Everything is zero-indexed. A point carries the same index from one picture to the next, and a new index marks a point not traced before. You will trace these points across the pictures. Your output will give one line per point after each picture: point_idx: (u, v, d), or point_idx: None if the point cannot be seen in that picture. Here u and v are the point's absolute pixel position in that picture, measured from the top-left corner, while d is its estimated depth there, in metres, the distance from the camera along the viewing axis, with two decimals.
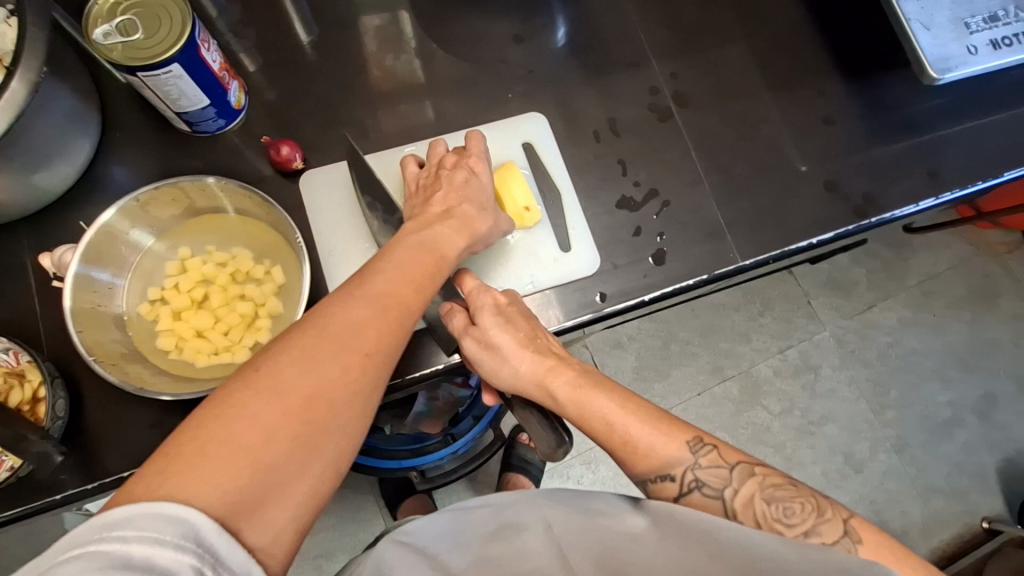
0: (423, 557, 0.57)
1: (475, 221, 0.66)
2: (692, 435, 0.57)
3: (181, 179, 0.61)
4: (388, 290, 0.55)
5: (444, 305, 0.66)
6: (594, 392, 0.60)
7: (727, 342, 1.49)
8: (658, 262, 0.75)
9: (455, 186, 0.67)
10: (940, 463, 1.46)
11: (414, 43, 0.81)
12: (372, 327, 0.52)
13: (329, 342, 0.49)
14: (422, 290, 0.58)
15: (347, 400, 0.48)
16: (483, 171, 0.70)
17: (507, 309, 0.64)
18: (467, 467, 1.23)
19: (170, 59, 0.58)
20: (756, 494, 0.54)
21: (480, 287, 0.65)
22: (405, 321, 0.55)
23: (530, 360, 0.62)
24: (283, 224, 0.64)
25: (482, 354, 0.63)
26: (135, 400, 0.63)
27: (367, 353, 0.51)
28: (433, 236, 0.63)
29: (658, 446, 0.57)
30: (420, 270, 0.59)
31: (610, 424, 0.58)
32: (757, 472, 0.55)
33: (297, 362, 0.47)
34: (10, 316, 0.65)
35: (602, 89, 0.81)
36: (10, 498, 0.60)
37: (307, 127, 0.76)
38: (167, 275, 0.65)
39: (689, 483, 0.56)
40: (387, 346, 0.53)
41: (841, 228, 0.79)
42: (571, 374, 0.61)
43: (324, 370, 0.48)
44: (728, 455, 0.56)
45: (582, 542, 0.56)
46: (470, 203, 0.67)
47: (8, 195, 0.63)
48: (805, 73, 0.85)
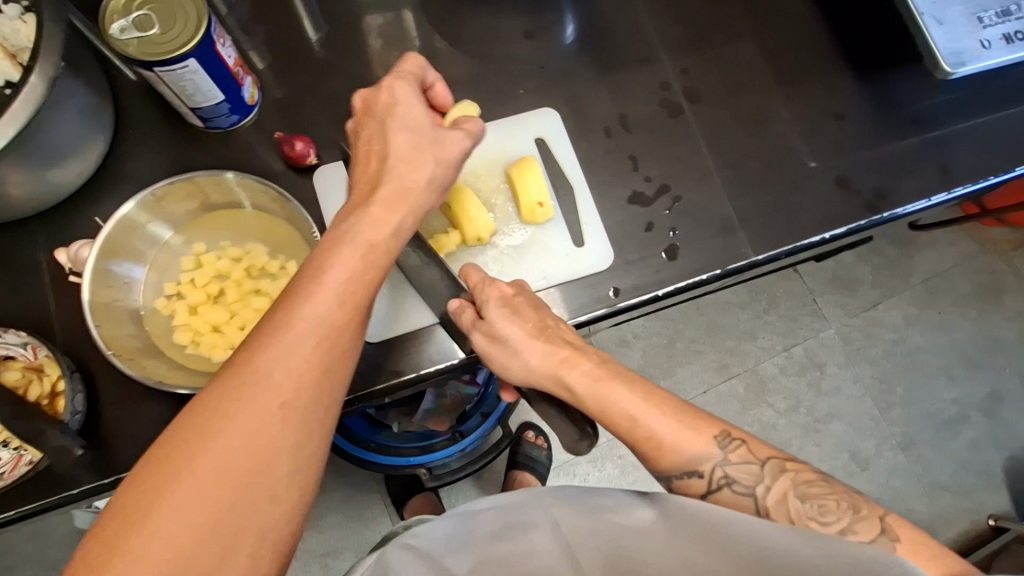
0: (429, 561, 0.56)
1: (407, 178, 0.57)
2: (720, 431, 0.57)
3: (197, 173, 0.61)
4: (308, 321, 0.48)
5: (452, 302, 0.65)
6: (613, 385, 0.59)
7: (733, 340, 1.49)
8: (670, 257, 0.75)
9: (371, 138, 0.58)
10: (947, 461, 1.46)
11: (424, 39, 0.81)
12: (290, 370, 0.46)
13: (240, 401, 0.44)
14: (352, 304, 0.50)
15: (276, 457, 0.44)
16: (408, 95, 0.59)
17: (514, 300, 0.64)
18: (473, 466, 1.22)
19: (187, 53, 0.58)
20: (789, 492, 0.54)
21: (485, 280, 0.64)
22: (335, 350, 0.48)
23: (541, 353, 0.61)
24: (299, 219, 0.64)
25: (490, 347, 0.62)
26: (149, 394, 0.63)
27: (287, 404, 0.45)
28: (365, 228, 0.54)
29: (684, 443, 0.56)
30: (350, 286, 0.51)
31: (632, 419, 0.57)
32: (788, 468, 0.55)
33: (207, 431, 0.43)
34: (24, 312, 0.65)
35: (612, 84, 0.81)
36: (26, 493, 0.60)
37: (318, 123, 0.76)
38: (182, 270, 0.65)
39: (718, 480, 0.55)
40: (315, 385, 0.47)
41: (853, 223, 0.79)
42: (588, 366, 0.60)
43: (239, 434, 0.43)
44: (758, 450, 0.56)
45: (590, 538, 0.57)
46: (392, 155, 0.57)
47: (24, 191, 0.63)
48: (815, 68, 0.85)
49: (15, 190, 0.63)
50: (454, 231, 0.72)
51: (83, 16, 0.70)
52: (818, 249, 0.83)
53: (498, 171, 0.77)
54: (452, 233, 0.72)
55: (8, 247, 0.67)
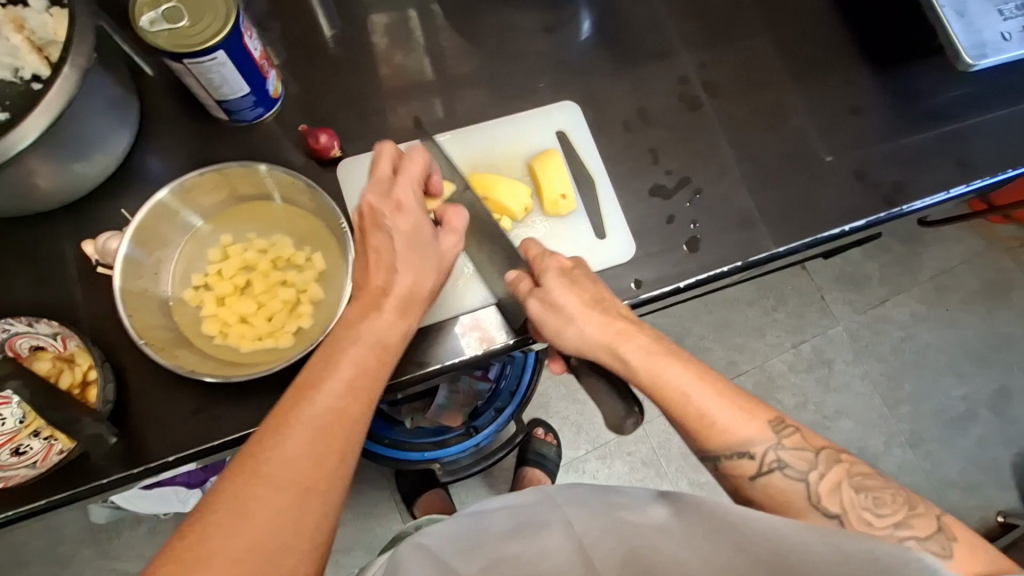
0: (437, 561, 0.55)
1: (414, 288, 0.59)
2: (773, 416, 0.57)
3: (227, 165, 0.62)
4: (325, 411, 0.51)
5: (510, 274, 0.66)
6: (667, 360, 0.59)
7: (742, 337, 1.49)
8: (691, 249, 0.75)
9: (380, 249, 0.60)
10: (956, 458, 1.46)
11: (441, 33, 0.81)
12: (309, 457, 0.49)
13: (260, 487, 0.47)
14: (366, 394, 0.53)
15: (292, 544, 0.46)
16: (410, 207, 0.61)
17: (572, 271, 0.64)
18: (482, 465, 1.17)
19: (215, 46, 0.58)
20: (843, 481, 0.54)
21: (545, 252, 0.65)
22: (350, 439, 0.51)
23: (598, 323, 0.61)
24: (326, 211, 0.65)
25: (546, 314, 0.62)
26: (177, 385, 0.63)
27: (306, 488, 0.48)
28: (378, 322, 0.56)
29: (737, 424, 0.56)
30: (365, 375, 0.54)
31: (685, 396, 0.57)
32: (843, 459, 0.56)
33: (231, 517, 0.45)
34: (51, 304, 0.66)
35: (630, 78, 0.81)
36: (55, 484, 0.60)
37: (340, 117, 0.76)
38: (209, 262, 0.67)
39: (770, 463, 0.56)
40: (331, 472, 0.49)
41: (872, 216, 0.79)
42: (644, 340, 0.60)
43: (261, 521, 0.46)
44: (811, 439, 0.57)
45: (605, 539, 0.53)
46: (399, 268, 0.59)
47: (53, 183, 0.63)
48: (832, 62, 0.85)
49: (44, 182, 0.63)
50: (504, 218, 0.73)
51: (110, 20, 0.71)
52: (834, 243, 0.84)
53: (519, 164, 0.77)
54: (502, 218, 0.73)
55: (34, 239, 0.67)
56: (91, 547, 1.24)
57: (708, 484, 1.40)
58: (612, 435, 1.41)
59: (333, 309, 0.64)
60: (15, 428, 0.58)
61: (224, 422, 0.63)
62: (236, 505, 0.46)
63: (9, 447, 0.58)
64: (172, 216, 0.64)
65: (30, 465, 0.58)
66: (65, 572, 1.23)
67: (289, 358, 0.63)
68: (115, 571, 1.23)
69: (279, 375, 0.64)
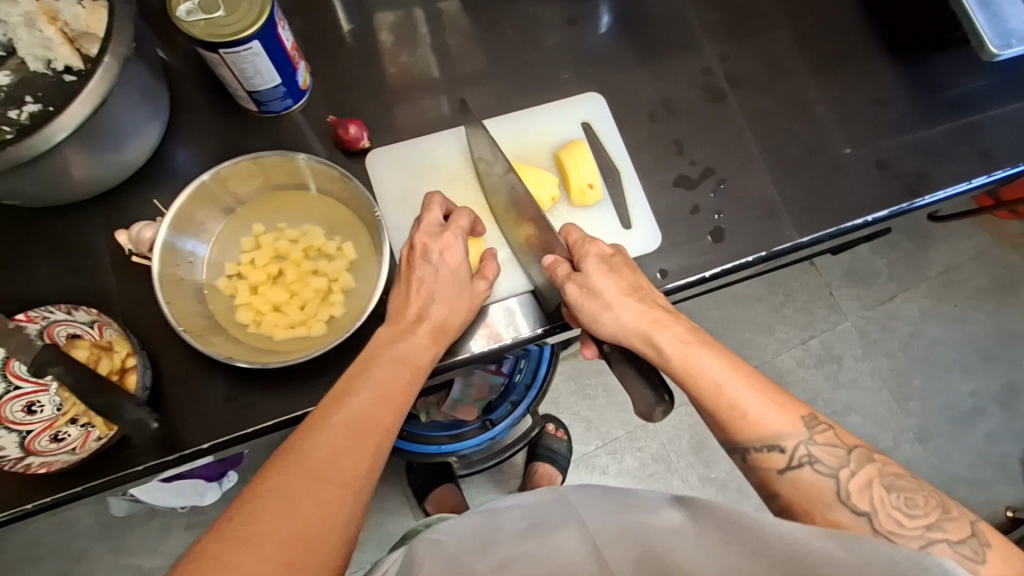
0: (450, 561, 0.55)
1: (446, 319, 0.63)
2: (806, 412, 0.58)
3: (263, 154, 0.64)
4: (363, 415, 0.54)
5: (548, 257, 0.67)
6: (699, 350, 0.59)
7: (751, 333, 1.50)
8: (716, 239, 0.75)
9: (425, 279, 0.63)
10: (965, 453, 1.46)
11: (464, 26, 0.81)
12: (349, 457, 0.52)
13: (304, 481, 0.49)
14: (397, 404, 0.56)
15: (326, 537, 0.48)
16: (457, 248, 0.66)
17: (612, 259, 0.66)
18: (500, 454, 1.14)
19: (251, 36, 0.58)
20: (875, 479, 0.54)
21: (586, 238, 0.66)
22: (384, 445, 0.54)
23: (633, 310, 0.62)
24: (357, 200, 0.67)
25: (584, 299, 0.63)
26: (212, 373, 0.64)
27: (345, 485, 0.51)
28: (414, 341, 0.60)
29: (768, 418, 0.57)
30: (396, 387, 0.57)
31: (719, 387, 0.57)
32: (875, 458, 0.56)
33: (277, 506, 0.48)
34: (86, 292, 0.66)
35: (652, 70, 0.82)
36: (93, 471, 0.61)
37: (367, 109, 0.77)
38: (243, 252, 0.69)
39: (800, 458, 0.56)
40: (366, 474, 0.52)
41: (893, 207, 0.80)
42: (678, 329, 0.61)
43: (302, 512, 0.48)
44: (845, 437, 0.57)
45: (619, 540, 0.52)
46: (438, 299, 0.63)
47: (95, 175, 0.64)
48: (851, 55, 0.85)
49: (79, 171, 0.62)
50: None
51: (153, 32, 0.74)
52: (849, 236, 0.84)
53: (546, 155, 0.78)
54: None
55: (68, 228, 0.68)
56: (105, 541, 1.24)
57: (719, 479, 1.39)
58: (622, 430, 1.42)
59: (364, 297, 0.66)
60: (54, 415, 0.61)
61: (257, 410, 0.64)
62: (283, 495, 0.48)
63: (48, 434, 0.60)
64: (207, 206, 0.67)
65: (70, 451, 0.59)
66: (79, 565, 1.23)
67: (322, 344, 0.64)
68: (127, 565, 1.24)
69: (313, 362, 0.65)
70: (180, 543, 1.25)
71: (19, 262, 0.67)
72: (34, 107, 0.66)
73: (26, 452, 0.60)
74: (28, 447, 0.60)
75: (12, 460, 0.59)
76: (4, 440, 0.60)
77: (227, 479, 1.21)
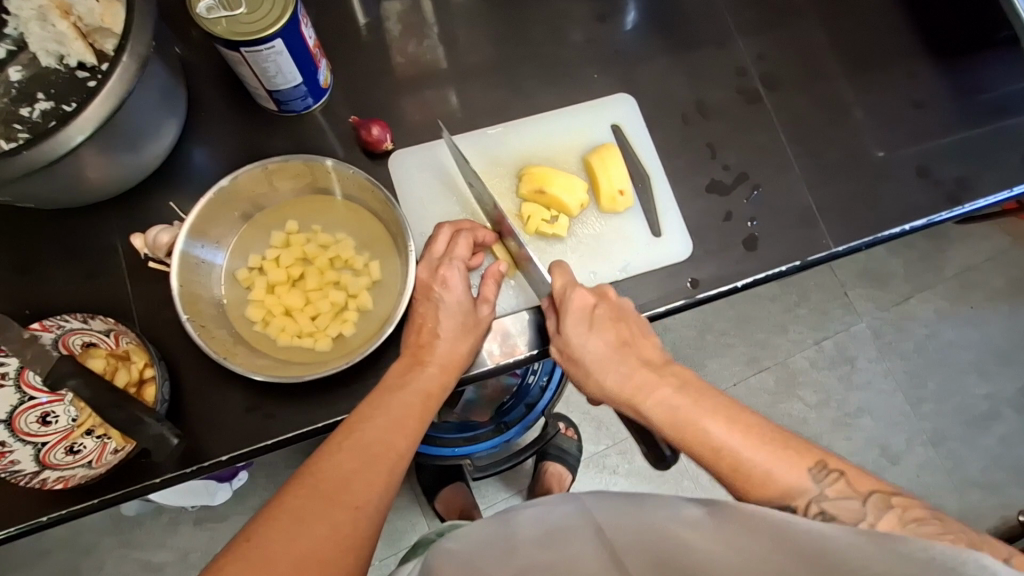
0: (468, 566, 0.52)
1: (453, 350, 0.61)
2: (814, 462, 0.52)
3: (305, 158, 0.62)
4: (376, 440, 0.53)
5: (545, 302, 0.67)
6: (699, 413, 0.56)
7: (765, 334, 1.46)
8: (750, 248, 0.73)
9: (425, 316, 0.62)
10: (978, 457, 1.44)
11: (486, 19, 0.78)
12: (360, 481, 0.50)
13: (313, 501, 0.48)
14: (409, 433, 0.55)
15: (335, 564, 0.45)
16: (457, 282, 0.63)
17: (595, 312, 0.64)
18: (510, 459, 1.07)
19: (275, 34, 0.56)
20: (895, 529, 0.48)
21: (569, 286, 0.64)
22: (395, 470, 0.53)
23: (617, 375, 0.62)
24: (397, 224, 0.66)
25: (567, 361, 0.65)
26: (233, 383, 0.62)
27: (356, 508, 0.49)
28: (424, 372, 0.59)
29: (775, 474, 0.52)
30: (409, 415, 0.56)
31: (717, 450, 0.54)
32: (895, 504, 0.49)
33: (286, 526, 0.45)
34: (104, 298, 0.65)
35: (683, 69, 0.79)
36: (109, 484, 0.59)
37: (389, 108, 0.74)
38: (271, 246, 0.67)
39: (814, 517, 0.50)
40: (378, 498, 0.50)
41: (932, 215, 0.77)
42: (666, 394, 0.59)
43: (312, 533, 0.46)
44: (859, 483, 0.51)
45: (637, 542, 0.48)
46: (442, 334, 0.62)
47: (110, 178, 0.62)
48: (886, 54, 0.82)
49: (95, 174, 0.60)
50: (562, 214, 0.72)
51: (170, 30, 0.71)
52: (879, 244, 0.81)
53: (575, 158, 0.76)
54: (559, 215, 0.72)
55: (83, 230, 0.66)
56: (113, 536, 1.23)
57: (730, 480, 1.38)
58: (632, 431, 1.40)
59: (379, 321, 0.65)
60: (69, 427, 0.60)
61: (278, 421, 0.62)
62: (291, 516, 0.46)
63: (63, 446, 0.59)
64: (242, 199, 0.65)
65: (87, 464, 0.58)
66: (88, 560, 1.23)
67: (326, 362, 0.63)
68: (134, 560, 1.23)
69: (339, 373, 0.63)
70: (188, 539, 1.24)
71: (33, 266, 0.65)
72: (46, 105, 0.64)
73: (41, 466, 0.58)
74: (43, 461, 0.58)
75: (27, 475, 0.57)
76: (18, 454, 0.58)
77: (238, 478, 1.20)
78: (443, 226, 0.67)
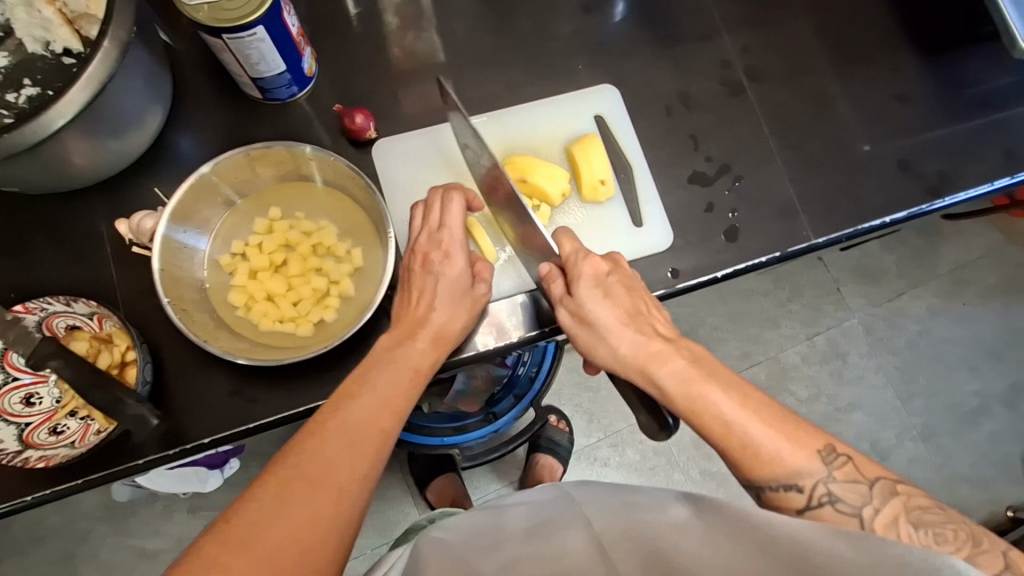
0: (456, 558, 0.53)
1: (445, 325, 0.62)
2: (823, 444, 0.53)
3: (284, 144, 0.63)
4: (361, 420, 0.53)
5: (544, 265, 0.66)
6: (708, 385, 0.56)
7: (757, 328, 1.47)
8: (730, 239, 0.74)
9: (423, 289, 0.63)
10: (968, 452, 1.45)
11: (474, 10, 0.78)
12: (344, 461, 0.51)
13: (297, 483, 0.48)
14: (395, 412, 0.56)
15: (317, 545, 0.47)
16: (457, 256, 0.64)
17: (606, 279, 0.63)
18: (501, 449, 1.08)
19: (256, 21, 0.56)
20: (900, 516, 0.49)
21: (580, 253, 0.63)
22: (380, 450, 0.53)
23: (631, 341, 0.61)
24: (378, 212, 0.67)
25: (577, 328, 0.64)
26: (217, 367, 0.63)
27: (340, 490, 0.49)
28: (412, 348, 0.60)
29: (785, 454, 0.52)
30: (396, 393, 0.57)
31: (728, 424, 0.54)
32: (901, 491, 0.51)
33: (267, 508, 0.46)
34: (89, 282, 0.65)
35: (669, 61, 0.79)
36: (92, 464, 0.60)
37: (374, 97, 0.75)
38: (254, 232, 0.68)
39: (820, 497, 0.51)
40: (361, 480, 0.51)
41: (914, 208, 0.78)
42: (680, 364, 0.58)
43: (296, 517, 0.47)
44: (866, 469, 0.52)
45: (626, 538, 0.50)
46: (438, 307, 0.62)
47: (94, 163, 0.62)
48: (872, 48, 0.82)
49: (80, 160, 0.61)
50: (543, 203, 0.72)
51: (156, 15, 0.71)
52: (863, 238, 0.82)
53: (557, 149, 0.76)
54: (540, 204, 0.73)
55: (69, 215, 0.67)
56: (108, 522, 1.24)
57: (719, 473, 1.39)
58: (623, 423, 1.41)
59: (360, 307, 0.65)
60: (54, 408, 0.61)
61: (261, 405, 0.63)
62: (275, 501, 0.47)
63: (47, 427, 0.60)
64: (223, 186, 0.66)
65: (69, 445, 0.59)
66: (83, 546, 1.24)
67: (306, 347, 0.64)
68: (127, 547, 1.24)
69: (319, 358, 0.64)
70: (182, 526, 1.25)
71: (20, 249, 0.66)
72: (32, 90, 0.65)
73: (24, 445, 0.59)
74: (26, 441, 0.59)
75: (9, 453, 0.58)
76: (1, 433, 0.59)
77: (230, 466, 1.21)
78: (433, 193, 0.67)
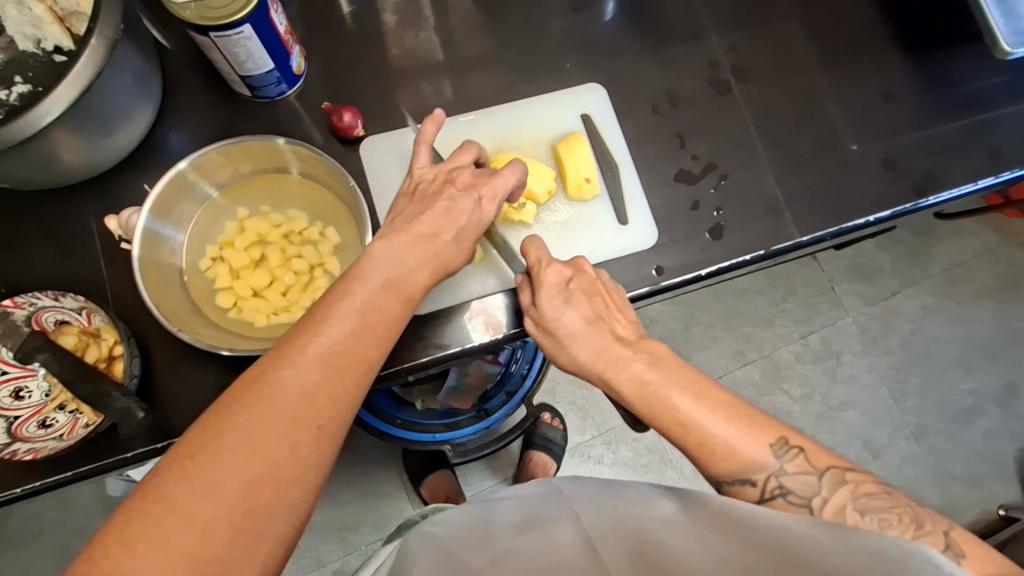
0: (445, 551, 0.53)
1: (449, 253, 0.59)
2: (775, 438, 0.53)
3: (237, 140, 0.64)
4: (342, 348, 0.49)
5: (517, 277, 0.68)
6: (669, 387, 0.57)
7: (750, 326, 1.48)
8: (715, 237, 0.74)
9: (447, 213, 0.60)
10: (960, 451, 1.46)
11: (465, 9, 0.79)
12: (323, 392, 0.47)
13: (272, 413, 0.44)
14: (379, 339, 0.51)
15: (294, 477, 0.44)
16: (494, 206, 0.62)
17: (569, 287, 0.64)
18: (492, 446, 1.06)
19: (243, 18, 0.57)
20: (846, 504, 0.50)
21: (543, 261, 0.65)
22: (363, 378, 0.49)
23: (591, 350, 0.61)
24: (339, 183, 0.67)
25: (540, 336, 0.65)
26: (204, 361, 0.64)
27: (318, 424, 0.46)
28: (402, 271, 0.55)
29: (738, 447, 0.53)
30: (381, 319, 0.52)
31: (685, 424, 0.54)
32: (849, 480, 0.51)
33: (239, 441, 0.43)
34: (80, 277, 0.66)
35: (657, 61, 0.80)
36: (82, 455, 0.62)
37: (364, 94, 0.75)
38: (224, 235, 0.69)
39: (772, 490, 0.52)
40: (342, 412, 0.48)
41: (898, 207, 0.78)
42: (641, 366, 0.59)
43: (270, 451, 0.43)
44: (816, 460, 0.52)
45: (614, 532, 0.50)
46: (445, 233, 0.59)
47: (83, 159, 0.63)
48: (861, 48, 0.83)
49: (69, 156, 0.61)
50: (529, 201, 0.73)
51: (145, 11, 0.72)
52: (851, 236, 0.83)
53: (544, 147, 0.77)
54: (526, 202, 0.73)
55: (60, 210, 0.67)
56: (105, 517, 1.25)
57: None
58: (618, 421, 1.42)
59: None
60: (42, 402, 0.61)
61: None
62: (249, 427, 0.43)
63: (36, 419, 0.60)
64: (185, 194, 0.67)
65: (58, 437, 0.60)
66: (80, 540, 1.25)
67: None
68: None
69: None
70: None
71: (12, 244, 0.67)
72: (24, 87, 0.65)
73: (13, 438, 0.59)
74: (14, 433, 0.59)
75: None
76: None
77: None
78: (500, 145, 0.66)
